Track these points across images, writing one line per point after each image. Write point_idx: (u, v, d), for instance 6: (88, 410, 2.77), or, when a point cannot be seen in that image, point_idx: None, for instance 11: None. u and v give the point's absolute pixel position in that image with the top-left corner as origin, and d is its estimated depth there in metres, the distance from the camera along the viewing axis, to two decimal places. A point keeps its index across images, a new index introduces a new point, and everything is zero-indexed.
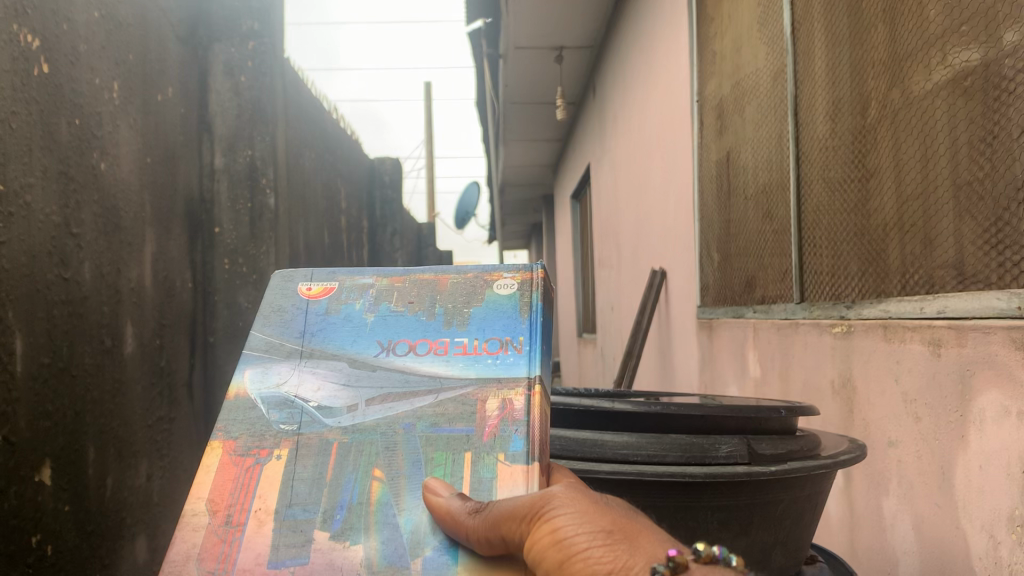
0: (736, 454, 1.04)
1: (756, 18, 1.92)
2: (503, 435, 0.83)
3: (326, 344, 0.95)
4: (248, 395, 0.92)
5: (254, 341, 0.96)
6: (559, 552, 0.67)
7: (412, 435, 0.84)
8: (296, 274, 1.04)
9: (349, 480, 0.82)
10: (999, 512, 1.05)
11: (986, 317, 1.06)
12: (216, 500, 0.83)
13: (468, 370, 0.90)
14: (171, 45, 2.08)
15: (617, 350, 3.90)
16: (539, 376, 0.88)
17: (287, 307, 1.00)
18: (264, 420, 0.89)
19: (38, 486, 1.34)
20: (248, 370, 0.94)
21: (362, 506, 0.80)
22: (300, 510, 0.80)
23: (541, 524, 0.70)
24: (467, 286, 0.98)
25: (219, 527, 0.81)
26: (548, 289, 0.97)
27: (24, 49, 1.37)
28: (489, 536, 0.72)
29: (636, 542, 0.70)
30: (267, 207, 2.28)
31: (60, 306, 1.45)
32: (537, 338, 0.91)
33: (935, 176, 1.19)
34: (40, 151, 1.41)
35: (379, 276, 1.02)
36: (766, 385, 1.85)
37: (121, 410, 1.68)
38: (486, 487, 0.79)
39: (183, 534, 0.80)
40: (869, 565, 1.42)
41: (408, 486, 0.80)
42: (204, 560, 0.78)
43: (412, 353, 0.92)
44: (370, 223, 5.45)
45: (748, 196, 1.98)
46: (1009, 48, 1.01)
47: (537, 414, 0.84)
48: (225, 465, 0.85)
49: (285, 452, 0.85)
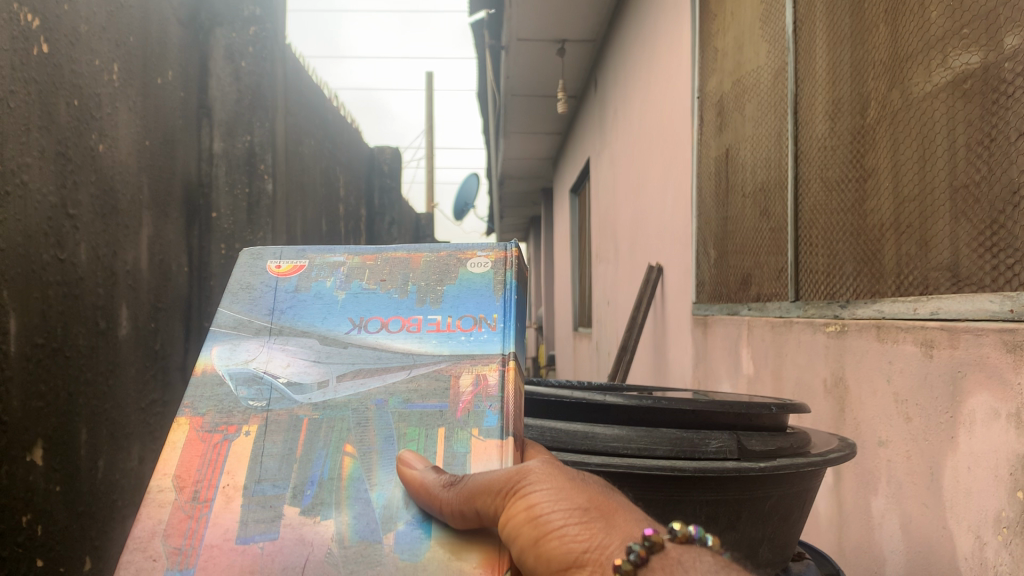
0: (725, 449, 1.05)
1: (759, 14, 1.92)
2: (477, 411, 0.81)
3: (295, 321, 0.92)
4: (215, 372, 0.89)
5: (222, 319, 0.93)
6: (534, 529, 0.66)
7: (384, 411, 0.82)
8: (264, 253, 1.01)
9: (320, 456, 0.79)
10: (986, 514, 1.07)
11: (979, 319, 1.07)
12: (183, 476, 0.80)
13: (441, 347, 0.88)
14: (172, 28, 2.07)
15: (612, 345, 3.92)
16: (513, 353, 0.87)
17: (256, 285, 0.97)
18: (231, 396, 0.86)
19: (30, 466, 1.34)
20: (215, 347, 0.91)
21: (333, 481, 0.77)
22: (269, 486, 0.78)
23: (517, 500, 0.69)
24: (439, 265, 0.97)
25: (185, 503, 0.77)
26: (522, 269, 0.96)
27: (24, 28, 1.36)
28: (463, 510, 0.70)
29: (613, 521, 0.68)
30: (264, 192, 2.28)
31: (55, 287, 1.45)
32: (511, 316, 0.89)
33: (933, 178, 1.20)
34: (39, 130, 1.41)
35: (350, 254, 1.00)
36: (759, 382, 1.86)
37: (114, 393, 1.68)
38: (460, 462, 0.77)
39: (148, 510, 0.77)
40: (856, 562, 1.44)
41: (380, 462, 0.78)
42: (170, 535, 0.75)
43: (385, 331, 0.90)
44: (368, 213, 5.41)
45: (746, 193, 1.99)
46: (1010, 51, 1.02)
47: (511, 391, 0.83)
48: (192, 441, 0.82)
49: (253, 428, 0.83)
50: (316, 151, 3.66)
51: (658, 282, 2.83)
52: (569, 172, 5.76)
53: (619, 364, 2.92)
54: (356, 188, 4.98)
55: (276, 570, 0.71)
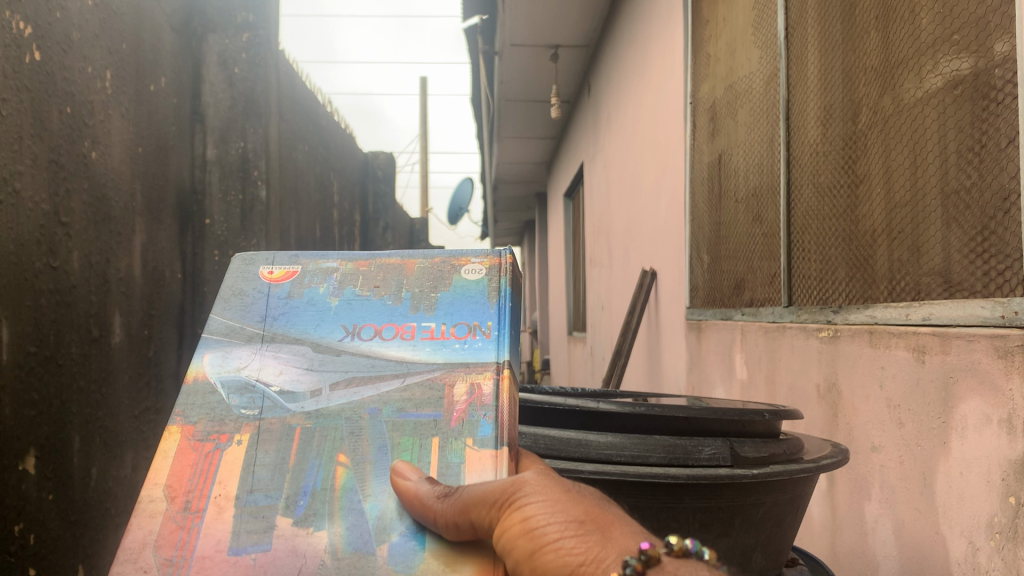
0: (719, 457, 1.05)
1: (751, 21, 1.93)
2: (472, 420, 0.81)
3: (288, 328, 0.92)
4: (207, 380, 0.89)
5: (214, 326, 0.93)
6: (529, 542, 0.66)
7: (378, 420, 0.82)
8: (256, 258, 1.00)
9: (313, 466, 0.79)
10: (978, 519, 1.07)
11: (971, 325, 1.08)
12: (174, 486, 0.79)
13: (435, 355, 0.88)
14: (165, 34, 2.06)
15: (607, 349, 3.92)
16: (508, 362, 0.87)
17: (248, 291, 0.96)
18: (224, 405, 0.86)
19: (21, 475, 1.33)
20: (207, 355, 0.90)
21: (326, 492, 0.77)
22: (262, 496, 0.77)
23: (511, 512, 0.68)
24: (433, 272, 0.96)
25: (177, 513, 0.77)
26: (516, 276, 0.96)
27: (16, 36, 1.35)
28: (458, 522, 0.70)
29: (608, 534, 0.68)
30: (258, 199, 2.27)
31: (48, 295, 1.44)
32: (505, 323, 0.89)
33: (924, 184, 1.21)
34: (31, 138, 1.40)
35: (344, 259, 0.99)
36: (752, 388, 1.87)
37: (108, 401, 1.67)
38: (454, 472, 0.77)
39: (139, 520, 0.76)
40: (850, 567, 1.44)
41: (374, 472, 0.78)
42: (161, 546, 0.74)
43: (379, 338, 0.90)
44: (361, 218, 5.40)
45: (739, 199, 2.00)
46: (1000, 58, 1.03)
47: (505, 399, 0.82)
48: (184, 450, 0.82)
49: (246, 437, 0.82)
50: (310, 157, 3.66)
51: (652, 287, 2.84)
52: (563, 176, 5.77)
53: (613, 369, 2.93)
54: (350, 195, 4.97)
55: None
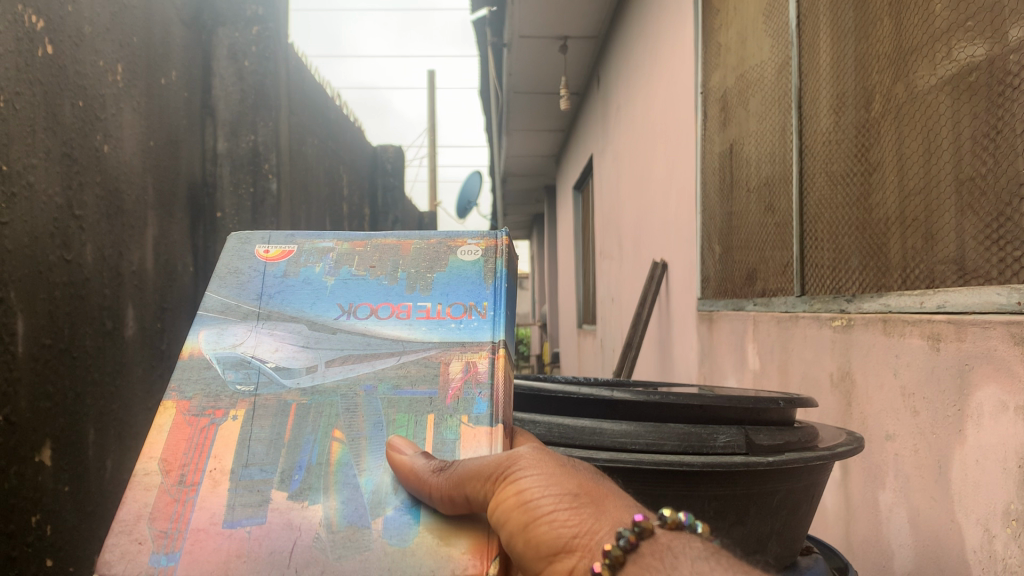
0: (733, 444, 1.04)
1: (763, 9, 1.90)
2: (467, 398, 0.81)
3: (284, 306, 0.92)
4: (202, 356, 0.89)
5: (209, 303, 0.93)
6: (523, 514, 0.66)
7: (374, 397, 0.82)
8: (252, 236, 1.01)
9: (308, 441, 0.79)
10: (995, 506, 1.05)
11: (986, 312, 1.05)
12: (170, 460, 0.80)
13: (431, 334, 0.88)
14: (175, 28, 2.08)
15: (617, 342, 3.90)
16: (503, 341, 0.86)
17: (244, 269, 0.96)
18: (219, 380, 0.86)
19: (38, 466, 1.35)
20: (203, 331, 0.90)
21: (321, 467, 0.77)
22: (256, 470, 0.77)
23: (506, 485, 0.68)
24: (429, 252, 0.97)
25: (172, 486, 0.77)
26: (513, 258, 0.96)
27: (29, 30, 1.37)
28: (452, 495, 0.70)
29: (603, 506, 0.67)
30: (269, 191, 2.31)
31: (62, 288, 1.46)
32: (501, 303, 0.89)
33: (938, 172, 1.18)
34: (44, 132, 1.42)
35: (339, 240, 0.99)
36: (765, 377, 1.84)
37: (122, 392, 1.69)
38: (449, 449, 0.77)
39: (134, 493, 0.77)
40: (865, 557, 1.42)
41: (369, 448, 0.78)
42: (156, 519, 0.75)
43: (374, 317, 0.90)
44: (371, 212, 5.42)
45: (750, 188, 1.97)
46: (1015, 43, 1.00)
47: (501, 377, 0.82)
48: (179, 425, 0.82)
49: (241, 413, 0.82)
50: (320, 151, 3.68)
51: (662, 278, 2.81)
52: (572, 170, 5.76)
53: (624, 361, 2.90)
54: (359, 189, 4.98)
55: (263, 555, 0.71)
